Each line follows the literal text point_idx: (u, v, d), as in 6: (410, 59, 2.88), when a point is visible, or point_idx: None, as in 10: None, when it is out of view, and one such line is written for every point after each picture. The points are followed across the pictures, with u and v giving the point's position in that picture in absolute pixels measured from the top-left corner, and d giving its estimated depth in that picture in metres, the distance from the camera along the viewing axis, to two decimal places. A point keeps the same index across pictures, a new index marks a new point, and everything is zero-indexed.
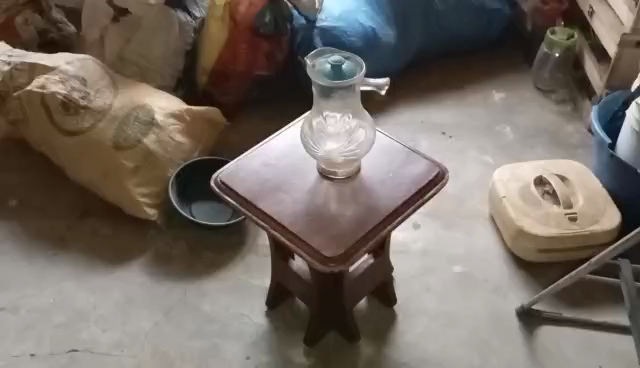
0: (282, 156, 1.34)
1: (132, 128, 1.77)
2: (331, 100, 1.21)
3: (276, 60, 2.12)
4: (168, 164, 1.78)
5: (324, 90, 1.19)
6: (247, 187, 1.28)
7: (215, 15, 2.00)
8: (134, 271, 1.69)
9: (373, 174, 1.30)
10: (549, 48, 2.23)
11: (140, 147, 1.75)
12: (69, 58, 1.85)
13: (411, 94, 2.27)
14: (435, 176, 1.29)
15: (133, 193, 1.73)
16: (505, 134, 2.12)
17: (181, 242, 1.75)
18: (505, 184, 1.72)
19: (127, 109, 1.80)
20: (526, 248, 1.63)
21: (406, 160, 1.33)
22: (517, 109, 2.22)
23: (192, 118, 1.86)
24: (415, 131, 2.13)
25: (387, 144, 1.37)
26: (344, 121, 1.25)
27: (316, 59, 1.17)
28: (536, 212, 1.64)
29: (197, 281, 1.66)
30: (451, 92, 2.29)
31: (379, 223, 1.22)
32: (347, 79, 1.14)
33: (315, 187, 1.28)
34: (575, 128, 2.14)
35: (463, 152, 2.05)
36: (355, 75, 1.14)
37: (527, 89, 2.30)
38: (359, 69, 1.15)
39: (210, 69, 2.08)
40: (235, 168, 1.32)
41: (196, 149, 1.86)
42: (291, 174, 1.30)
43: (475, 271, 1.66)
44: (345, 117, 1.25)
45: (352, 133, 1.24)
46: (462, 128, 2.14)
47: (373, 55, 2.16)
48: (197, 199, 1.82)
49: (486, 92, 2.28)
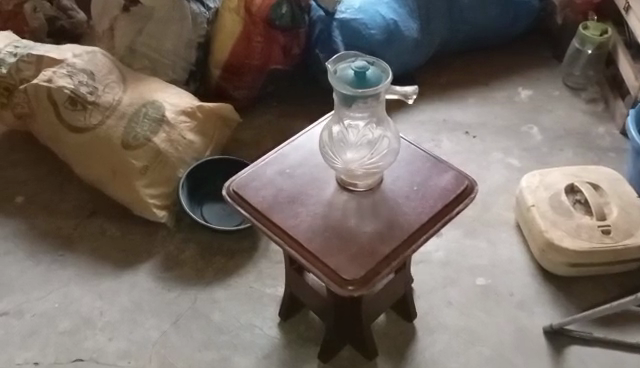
0: (299, 165, 1.26)
1: (141, 126, 1.69)
2: (353, 108, 1.09)
3: (292, 54, 2.03)
4: (179, 164, 1.71)
5: (347, 99, 1.08)
6: (261, 198, 1.20)
7: (230, 6, 1.94)
8: (142, 275, 1.62)
9: (397, 187, 1.21)
10: (581, 45, 2.11)
11: (149, 145, 1.67)
12: (78, 51, 1.77)
13: (433, 91, 2.17)
14: (464, 191, 1.21)
15: (142, 194, 1.65)
16: (532, 135, 2.01)
17: (191, 246, 1.68)
18: (534, 192, 1.63)
19: (136, 106, 1.72)
20: (555, 262, 1.54)
21: (432, 171, 1.24)
22: (544, 108, 2.11)
23: (204, 116, 1.77)
24: (437, 130, 2.03)
25: (412, 153, 1.28)
26: (366, 131, 1.15)
27: (338, 64, 1.07)
28: (567, 223, 1.55)
29: (207, 288, 1.59)
30: (475, 89, 2.18)
31: (402, 242, 1.13)
32: (372, 87, 1.04)
33: (333, 199, 1.20)
34: (606, 130, 2.03)
35: (487, 154, 1.95)
36: (380, 82, 1.04)
37: (555, 87, 2.19)
38: (385, 76, 1.05)
39: (224, 62, 2.00)
40: (249, 177, 1.24)
41: (208, 148, 1.78)
42: (308, 185, 1.22)
43: (499, 284, 1.57)
44: (370, 126, 1.14)
45: (374, 144, 1.14)
46: (486, 128, 2.04)
47: (395, 49, 2.06)
48: (208, 200, 1.75)
49: (512, 89, 2.18)
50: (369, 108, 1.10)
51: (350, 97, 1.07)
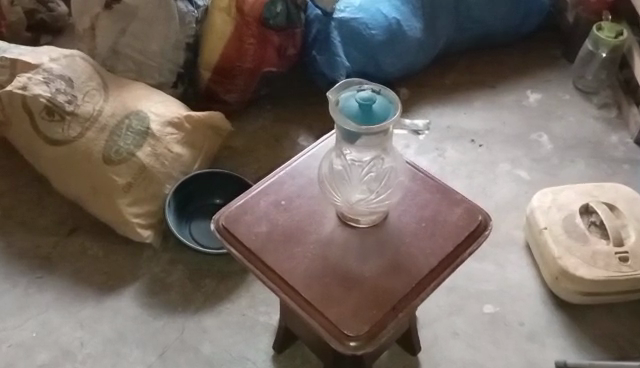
0: (297, 196, 1.14)
1: (124, 139, 1.56)
2: (358, 143, 0.97)
3: (287, 55, 1.89)
4: (166, 179, 1.59)
5: (349, 135, 0.95)
6: (254, 235, 1.09)
7: (220, 5, 1.78)
8: (127, 301, 1.51)
9: (403, 223, 1.10)
10: (594, 47, 1.98)
11: (133, 160, 1.55)
12: (55, 54, 1.62)
13: (437, 93, 2.04)
14: (476, 228, 1.10)
15: (125, 213, 1.53)
16: (542, 144, 1.90)
17: (179, 267, 1.57)
18: (546, 213, 1.52)
19: (119, 116, 1.59)
20: (567, 289, 1.45)
21: (442, 204, 1.13)
22: (555, 114, 1.99)
23: (193, 127, 1.64)
24: (441, 138, 1.91)
25: (420, 183, 1.16)
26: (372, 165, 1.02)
27: (341, 93, 0.95)
28: (582, 250, 1.44)
29: (196, 315, 1.49)
30: (481, 91, 2.06)
31: (409, 290, 1.02)
32: (380, 122, 0.92)
33: (333, 236, 1.08)
34: (619, 138, 1.92)
35: (494, 165, 1.84)
36: (388, 115, 0.92)
37: (565, 90, 2.06)
38: (394, 109, 0.93)
39: (215, 64, 1.85)
40: (240, 209, 1.13)
41: (196, 160, 1.66)
42: (306, 219, 1.11)
43: (508, 312, 1.48)
44: (376, 160, 1.01)
45: (380, 181, 1.02)
46: (493, 136, 1.92)
47: (397, 50, 1.93)
48: (197, 217, 1.64)
49: (520, 92, 2.05)
50: (377, 140, 0.97)
51: (354, 132, 0.94)
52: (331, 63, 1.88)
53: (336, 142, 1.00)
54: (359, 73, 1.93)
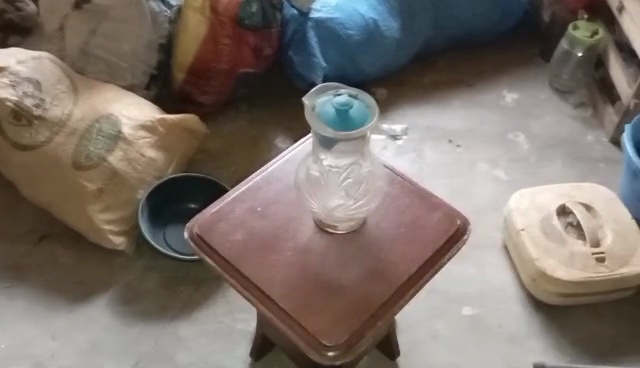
0: (273, 202, 1.11)
1: (95, 143, 1.52)
2: (335, 149, 0.94)
3: (264, 55, 1.85)
4: (139, 184, 1.55)
5: (327, 142, 0.93)
6: (229, 244, 1.06)
7: (194, 5, 1.74)
8: (100, 310, 1.48)
9: (382, 228, 1.08)
10: (570, 46, 1.99)
11: (104, 165, 1.51)
12: (22, 56, 1.55)
13: (415, 92, 2.03)
14: (455, 233, 1.08)
15: (97, 219, 1.49)
16: (519, 143, 1.90)
17: (153, 274, 1.53)
18: (524, 215, 1.51)
19: (89, 120, 1.54)
20: (545, 291, 1.45)
21: (421, 208, 1.11)
22: (532, 113, 1.99)
23: (167, 130, 1.60)
24: (419, 138, 1.90)
25: (399, 187, 1.14)
26: (350, 171, 0.99)
27: (317, 99, 0.92)
28: (560, 251, 1.44)
29: (172, 324, 1.46)
30: (459, 90, 2.05)
31: (388, 298, 1.00)
32: (358, 128, 0.90)
33: (311, 243, 1.06)
34: (595, 137, 1.93)
35: (472, 165, 1.84)
36: (366, 121, 0.90)
37: (542, 89, 2.07)
38: (372, 114, 0.91)
39: (189, 65, 1.81)
40: (215, 216, 1.10)
41: (171, 164, 1.62)
42: (282, 226, 1.08)
43: (487, 315, 1.47)
44: (355, 166, 0.99)
45: (359, 186, 1.00)
46: (471, 136, 1.91)
47: (374, 50, 1.91)
48: (172, 222, 1.60)
49: (498, 91, 2.05)
50: (355, 145, 0.94)
51: (331, 139, 0.92)
52: (308, 64, 1.87)
53: (313, 149, 0.98)
54: (336, 73, 1.91)
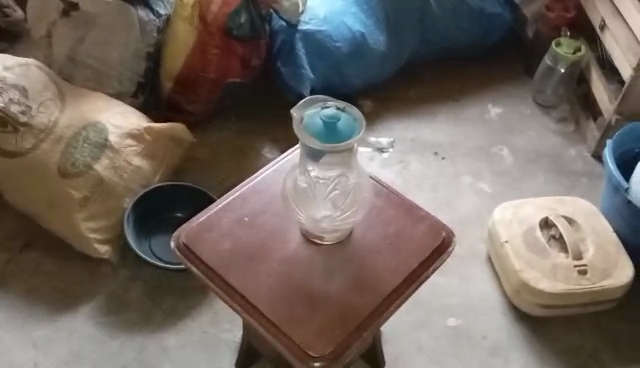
0: (260, 212, 1.12)
1: (81, 151, 1.51)
2: (320, 163, 0.97)
3: (252, 66, 1.86)
4: (125, 193, 1.54)
5: (314, 153, 0.95)
6: (216, 254, 1.06)
7: (183, 14, 1.75)
8: (83, 319, 1.47)
9: (368, 239, 1.09)
10: (553, 62, 2.03)
11: (90, 174, 1.50)
12: (9, 62, 1.54)
13: (401, 105, 2.05)
14: (440, 244, 1.09)
15: (82, 227, 1.49)
16: (503, 157, 1.93)
17: (138, 284, 1.53)
18: (508, 227, 1.53)
19: (76, 128, 1.52)
20: (528, 302, 1.47)
21: (406, 220, 1.12)
22: (516, 128, 2.02)
23: (154, 138, 1.60)
24: (405, 150, 1.92)
25: (385, 198, 1.15)
26: (338, 182, 0.99)
27: (305, 111, 0.93)
28: (543, 263, 1.46)
29: (156, 334, 1.45)
30: (444, 104, 2.07)
31: (374, 309, 1.01)
32: (345, 141, 0.91)
33: (297, 254, 1.06)
34: (578, 152, 1.96)
35: (456, 178, 1.86)
36: (354, 134, 0.91)
37: (525, 104, 2.10)
38: (359, 127, 0.92)
39: (177, 74, 1.81)
40: (202, 226, 1.10)
41: (157, 174, 1.62)
42: (269, 236, 1.09)
43: (470, 326, 1.49)
44: (342, 178, 0.99)
45: (346, 199, 1.00)
46: (455, 149, 1.94)
47: (362, 63, 1.93)
48: (158, 231, 1.60)
49: (482, 106, 2.08)
50: (343, 158, 0.96)
51: (318, 150, 0.93)
52: (297, 75, 1.87)
53: (300, 160, 0.99)
54: (323, 83, 1.92)
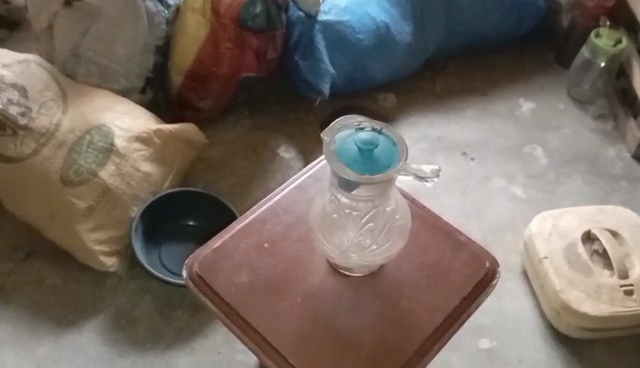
0: (281, 237, 1.01)
1: (85, 157, 1.39)
2: (356, 191, 0.82)
3: (267, 58, 1.73)
4: (132, 201, 1.43)
5: (347, 183, 0.82)
6: (234, 287, 0.95)
7: (194, 6, 1.61)
8: (89, 338, 1.38)
9: (402, 270, 0.97)
10: (592, 55, 1.88)
11: (95, 181, 1.38)
12: (7, 59, 1.43)
13: (426, 100, 1.91)
14: (483, 277, 0.98)
15: (86, 239, 1.38)
16: (537, 157, 1.80)
17: (147, 298, 1.43)
18: (546, 240, 1.42)
19: (78, 131, 1.40)
20: (568, 324, 1.36)
21: (445, 248, 1.01)
22: (549, 125, 1.88)
23: (163, 142, 1.48)
24: (432, 150, 1.79)
25: (420, 220, 1.04)
26: (373, 216, 0.87)
27: (338, 133, 0.81)
28: (585, 282, 1.35)
29: (166, 353, 1.36)
30: (473, 98, 1.93)
31: (412, 353, 0.90)
32: (383, 171, 0.78)
33: (324, 286, 0.96)
34: (617, 152, 1.83)
35: (487, 181, 1.74)
36: (393, 164, 0.79)
37: (559, 99, 1.96)
38: (399, 155, 0.80)
39: (188, 70, 1.67)
40: (217, 254, 0.99)
41: (167, 179, 1.51)
42: (292, 267, 0.98)
43: (504, 348, 1.39)
44: (377, 211, 0.86)
45: (380, 233, 0.88)
46: (485, 149, 1.81)
47: (385, 56, 1.80)
48: (168, 241, 1.50)
49: (512, 100, 1.94)
50: (381, 189, 0.82)
51: (352, 181, 0.80)
52: (316, 70, 1.73)
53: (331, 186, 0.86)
54: (344, 78, 1.80)
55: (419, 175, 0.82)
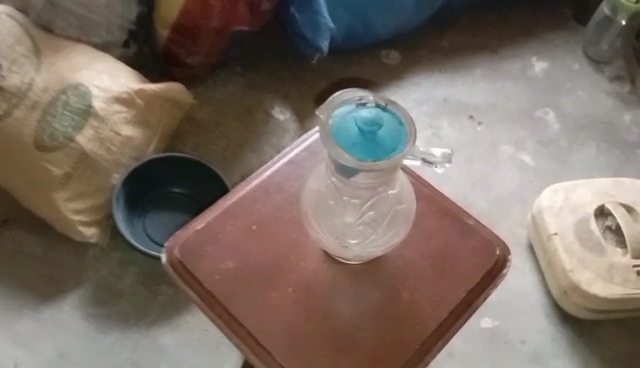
0: (272, 218, 0.91)
1: (60, 119, 1.28)
2: (356, 178, 0.72)
3: (261, 10, 1.57)
4: (113, 168, 1.33)
5: (345, 170, 0.71)
6: (218, 275, 0.86)
7: None
8: (70, 314, 1.30)
9: (404, 258, 0.89)
10: (612, 12, 1.73)
11: (72, 147, 1.28)
12: None
13: (432, 58, 1.78)
14: (492, 266, 0.89)
15: (63, 209, 1.29)
16: (549, 122, 1.69)
17: (131, 271, 1.35)
18: (557, 216, 1.33)
19: (53, 91, 1.28)
20: (576, 305, 1.28)
21: (452, 232, 0.91)
22: (563, 87, 1.76)
23: (146, 103, 1.36)
24: (437, 113, 1.67)
25: (425, 202, 0.94)
26: (374, 203, 0.77)
27: (336, 109, 0.70)
28: (597, 263, 1.27)
29: (151, 330, 1.29)
30: (482, 57, 1.80)
31: (414, 352, 0.82)
32: (388, 158, 0.67)
33: (318, 274, 0.87)
34: (633, 118, 1.72)
35: (494, 148, 1.63)
36: (400, 149, 0.68)
37: (574, 58, 1.82)
38: (406, 138, 0.69)
39: (174, 21, 1.50)
40: (200, 237, 0.89)
41: (151, 143, 1.40)
42: (283, 253, 0.88)
43: (508, 328, 1.32)
44: (379, 197, 0.76)
45: (380, 222, 0.78)
46: (493, 112, 1.69)
47: (389, 10, 1.64)
48: (153, 209, 1.40)
49: (524, 59, 1.80)
50: (383, 176, 0.72)
51: (351, 168, 0.70)
52: (313, 24, 1.58)
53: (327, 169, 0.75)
54: (343, 33, 1.66)
55: (426, 159, 0.73)
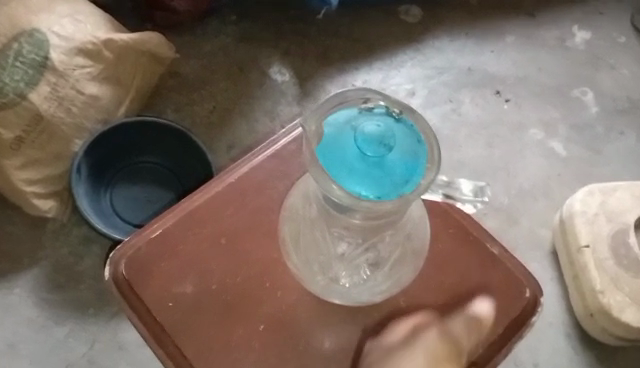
0: (246, 230, 0.72)
1: (10, 71, 1.06)
2: (356, 216, 0.53)
3: None
4: (74, 132, 1.13)
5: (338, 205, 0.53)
6: (172, 302, 0.68)
7: None
8: (22, 298, 1.14)
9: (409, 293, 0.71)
10: None
11: (25, 106, 1.07)
12: None
13: (457, 18, 1.53)
14: (517, 313, 0.71)
15: (12, 178, 1.09)
16: (586, 104, 1.46)
17: (93, 252, 1.17)
18: (591, 224, 1.13)
19: (3, 37, 1.06)
20: (601, 329, 1.12)
21: (472, 264, 0.73)
22: (605, 63, 1.52)
23: (116, 56, 1.15)
24: (457, 85, 1.45)
25: (440, 219, 0.74)
26: (378, 238, 0.58)
27: (331, 116, 0.51)
28: (632, 285, 1.09)
29: (112, 322, 1.14)
30: (515, 20, 1.54)
31: None
32: (394, 200, 0.49)
33: (299, 309, 0.69)
34: None
35: (520, 131, 1.42)
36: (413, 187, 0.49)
37: (620, 28, 1.57)
38: (424, 170, 0.50)
39: None
40: (153, 248, 0.70)
41: (122, 104, 1.20)
42: (257, 278, 0.70)
43: (519, 346, 1.16)
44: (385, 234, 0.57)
45: (381, 264, 0.61)
46: (523, 88, 1.47)
47: None
48: (122, 181, 1.22)
49: (564, 25, 1.55)
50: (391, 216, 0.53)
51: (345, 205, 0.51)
52: None
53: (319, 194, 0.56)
54: None
55: None
